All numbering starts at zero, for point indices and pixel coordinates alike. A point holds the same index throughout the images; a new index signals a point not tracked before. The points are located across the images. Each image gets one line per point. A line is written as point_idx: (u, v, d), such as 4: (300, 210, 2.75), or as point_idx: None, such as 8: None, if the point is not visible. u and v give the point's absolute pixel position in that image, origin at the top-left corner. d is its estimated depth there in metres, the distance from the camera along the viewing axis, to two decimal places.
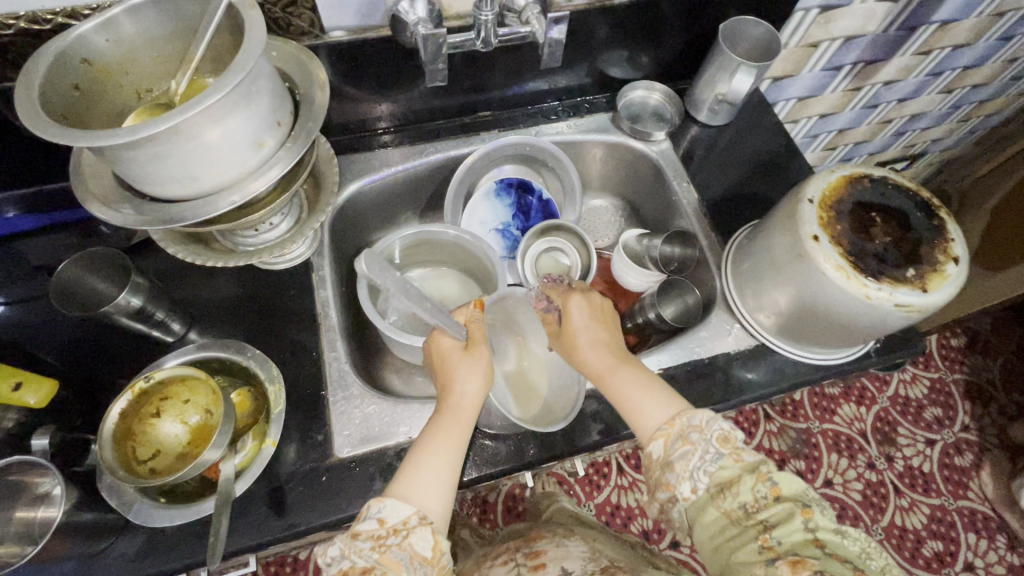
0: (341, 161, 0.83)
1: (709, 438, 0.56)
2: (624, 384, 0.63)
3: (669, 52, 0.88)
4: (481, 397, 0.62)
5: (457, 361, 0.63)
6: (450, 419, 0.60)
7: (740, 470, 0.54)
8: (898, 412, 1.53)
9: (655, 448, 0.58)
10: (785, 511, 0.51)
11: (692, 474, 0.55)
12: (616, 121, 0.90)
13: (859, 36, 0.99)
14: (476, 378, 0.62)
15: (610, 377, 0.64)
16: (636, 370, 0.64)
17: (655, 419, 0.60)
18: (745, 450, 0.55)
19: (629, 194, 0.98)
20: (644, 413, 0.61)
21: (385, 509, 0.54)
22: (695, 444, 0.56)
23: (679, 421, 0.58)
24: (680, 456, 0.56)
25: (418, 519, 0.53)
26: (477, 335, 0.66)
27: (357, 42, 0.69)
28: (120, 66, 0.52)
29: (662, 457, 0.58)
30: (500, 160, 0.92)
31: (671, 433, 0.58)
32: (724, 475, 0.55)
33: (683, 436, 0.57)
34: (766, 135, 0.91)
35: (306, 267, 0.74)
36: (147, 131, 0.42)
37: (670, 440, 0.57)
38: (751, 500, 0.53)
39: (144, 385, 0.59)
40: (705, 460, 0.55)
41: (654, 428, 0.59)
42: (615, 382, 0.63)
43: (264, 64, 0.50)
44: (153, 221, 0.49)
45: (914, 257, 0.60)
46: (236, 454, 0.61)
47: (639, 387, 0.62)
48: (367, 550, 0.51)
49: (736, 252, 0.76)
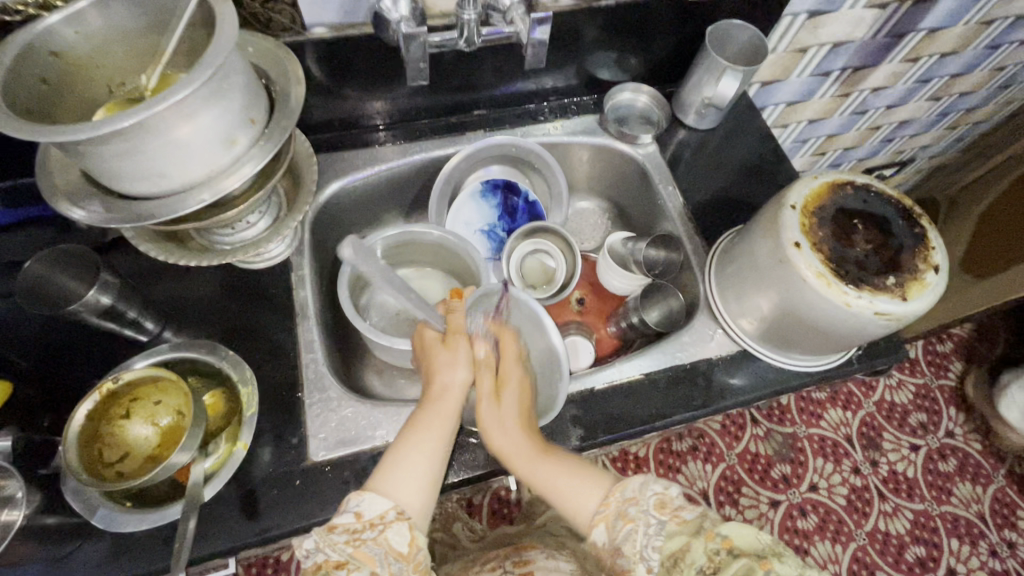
0: (324, 159, 0.82)
1: (648, 512, 0.56)
2: (551, 472, 0.60)
3: (657, 55, 0.87)
4: (463, 386, 0.62)
5: (437, 350, 0.64)
6: (431, 410, 0.60)
7: (688, 536, 0.55)
8: (883, 417, 1.54)
9: (598, 533, 0.58)
10: (741, 565, 0.51)
11: (641, 553, 0.55)
12: (603, 123, 0.90)
13: (847, 42, 0.99)
14: (458, 366, 0.63)
15: (535, 469, 0.60)
16: (562, 459, 0.61)
17: (589, 506, 0.59)
18: (684, 511, 0.56)
19: (616, 197, 0.98)
20: (577, 499, 0.60)
21: (363, 502, 0.54)
22: (636, 522, 0.56)
23: (615, 502, 0.58)
24: (625, 537, 0.56)
25: (396, 514, 0.54)
26: (456, 324, 0.65)
27: (339, 38, 0.68)
28: (92, 60, 0.50)
29: (607, 543, 0.57)
30: (487, 161, 0.91)
31: (609, 516, 0.58)
32: (672, 544, 0.55)
33: (622, 515, 0.57)
34: (753, 140, 0.91)
35: (285, 266, 0.73)
36: (112, 126, 0.41)
37: (611, 520, 0.58)
38: (705, 562, 0.53)
39: (112, 387, 0.58)
40: (649, 534, 0.55)
41: (592, 514, 0.59)
42: (543, 472, 0.60)
43: (237, 60, 0.49)
44: (120, 218, 0.48)
45: (894, 265, 0.60)
46: (208, 457, 0.60)
47: (565, 474, 0.60)
48: (342, 544, 0.52)
49: (720, 256, 0.76)
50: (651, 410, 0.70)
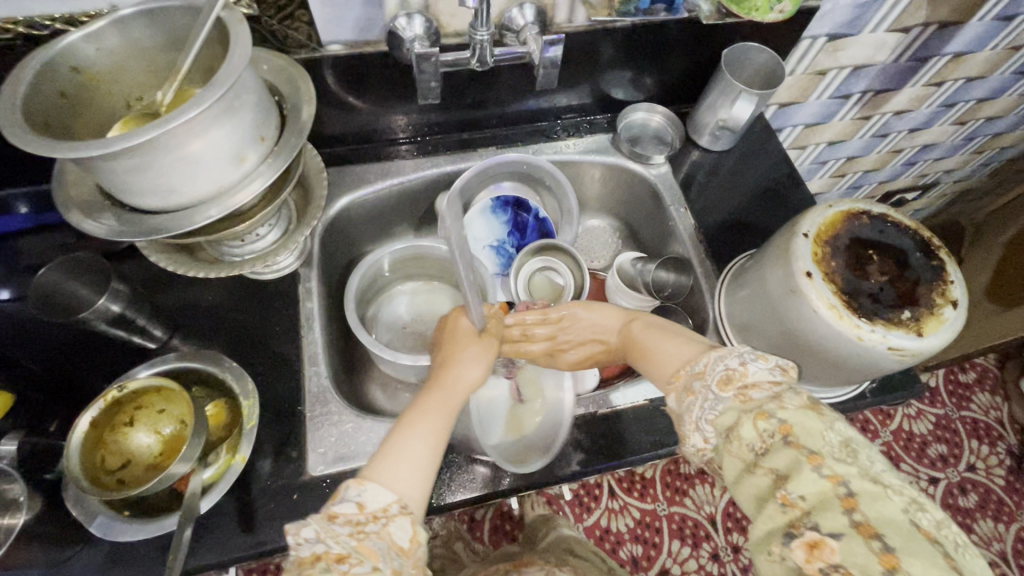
0: (336, 173, 0.83)
1: (710, 386, 0.54)
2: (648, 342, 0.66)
3: (672, 76, 0.87)
4: (477, 385, 0.64)
5: (468, 341, 0.67)
6: (440, 395, 0.61)
7: (741, 411, 0.50)
8: (901, 447, 1.49)
9: (682, 392, 0.58)
10: (790, 454, 0.45)
11: (698, 423, 0.53)
12: (616, 142, 0.89)
13: (869, 65, 0.97)
14: (482, 364, 0.65)
15: (636, 330, 0.69)
16: (655, 330, 0.67)
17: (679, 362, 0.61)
18: (752, 389, 0.51)
19: (627, 217, 0.97)
20: (671, 355, 0.62)
21: (364, 492, 0.50)
22: (698, 392, 0.55)
23: (685, 374, 0.58)
24: (689, 406, 0.55)
25: (399, 508, 0.50)
26: (492, 329, 0.70)
27: (354, 55, 0.69)
28: (110, 76, 0.52)
29: (677, 408, 0.57)
30: (497, 177, 0.91)
31: (686, 374, 0.58)
32: (727, 418, 0.51)
33: (692, 383, 0.56)
34: (768, 163, 0.89)
35: (294, 278, 0.74)
36: (124, 143, 0.42)
37: (681, 392, 0.57)
38: (757, 442, 0.47)
39: (116, 394, 0.58)
40: (709, 406, 0.53)
41: (675, 375, 0.60)
42: (646, 335, 0.67)
43: (250, 79, 0.49)
44: (130, 232, 0.49)
45: (910, 299, 0.58)
46: (207, 468, 0.60)
47: (659, 342, 0.64)
48: (344, 536, 0.47)
49: (730, 284, 0.74)
50: (655, 437, 0.69)
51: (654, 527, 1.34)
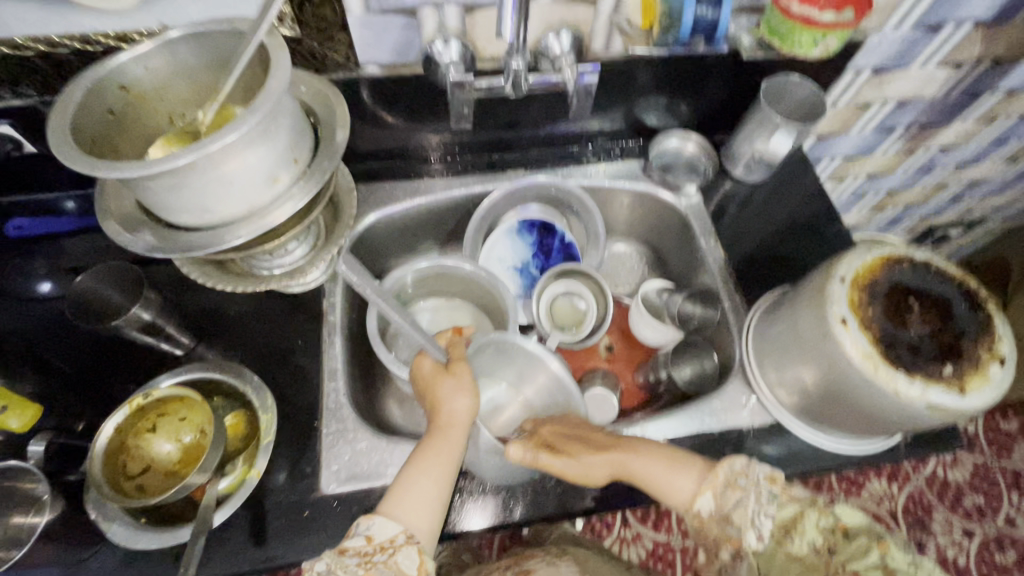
0: (366, 189, 0.84)
1: (758, 480, 0.56)
2: (642, 462, 0.60)
3: (709, 104, 0.85)
4: (472, 413, 0.61)
5: (440, 379, 0.63)
6: (441, 439, 0.59)
7: (799, 508, 0.54)
8: (934, 495, 1.42)
9: (703, 504, 0.57)
10: (859, 546, 0.50)
11: (753, 520, 0.54)
12: (647, 169, 0.88)
13: (915, 99, 0.94)
14: (465, 394, 0.61)
15: (631, 457, 0.60)
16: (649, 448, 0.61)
17: (692, 483, 0.58)
18: (794, 488, 0.56)
19: (655, 243, 0.95)
20: (672, 486, 0.58)
21: (374, 526, 0.53)
22: (744, 489, 0.55)
23: (722, 469, 0.57)
24: (735, 504, 0.55)
25: (405, 538, 0.53)
26: (456, 354, 0.66)
27: (389, 76, 0.70)
28: (155, 94, 0.53)
29: (716, 511, 0.56)
30: (524, 200, 0.91)
31: (716, 484, 0.57)
32: (786, 514, 0.54)
33: (732, 483, 0.56)
34: (804, 196, 0.87)
35: (319, 292, 0.74)
36: (164, 165, 0.43)
37: (718, 490, 0.56)
38: (820, 538, 0.52)
39: (142, 401, 0.60)
40: (761, 505, 0.54)
41: (689, 491, 0.58)
42: (635, 464, 0.60)
43: (288, 102, 0.50)
44: (164, 248, 0.50)
45: (953, 352, 0.55)
46: (223, 478, 0.61)
47: (663, 460, 0.60)
48: (353, 566, 0.50)
49: (760, 323, 0.72)
50: None
51: (667, 559, 1.31)
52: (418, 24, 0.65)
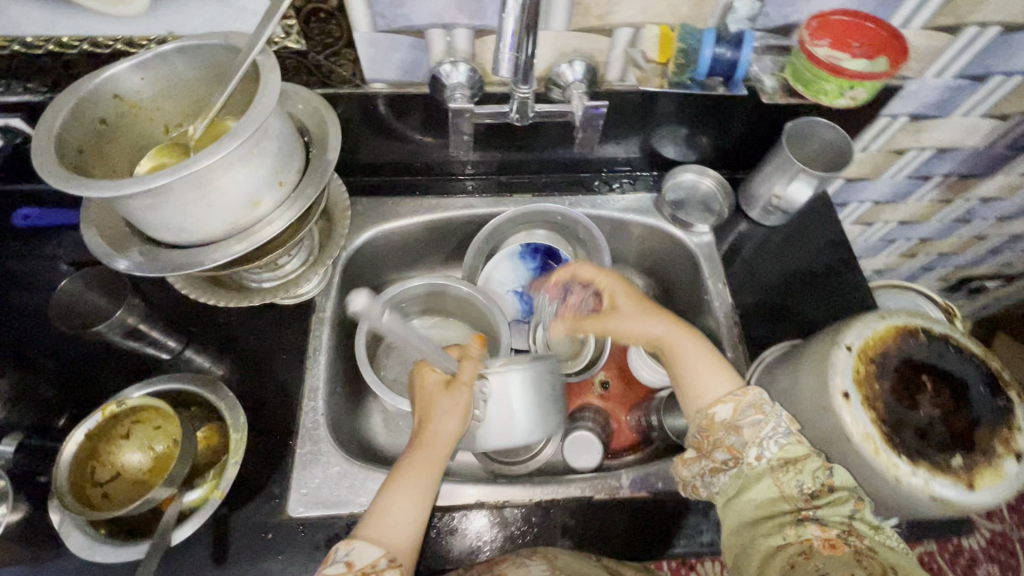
0: (369, 202, 0.82)
1: (781, 412, 0.56)
2: (688, 351, 0.64)
3: (729, 140, 0.81)
4: (459, 436, 0.61)
5: (437, 397, 0.62)
6: (421, 454, 0.59)
7: (807, 449, 0.54)
8: (944, 560, 1.34)
9: (721, 411, 0.58)
10: (839, 498, 0.50)
11: (762, 441, 0.55)
12: (658, 203, 0.85)
13: (955, 149, 0.88)
14: (460, 415, 0.61)
15: (681, 343, 0.65)
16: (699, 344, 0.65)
17: (724, 389, 0.61)
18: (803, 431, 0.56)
19: (662, 279, 0.91)
20: (708, 383, 0.62)
21: (354, 552, 0.52)
22: (766, 414, 0.56)
23: (752, 392, 0.58)
24: (751, 422, 0.56)
25: (387, 561, 0.51)
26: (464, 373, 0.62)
27: (396, 94, 0.68)
28: (151, 104, 0.53)
29: (729, 419, 0.58)
30: (530, 225, 0.87)
31: (742, 400, 0.58)
32: (793, 450, 0.54)
33: (756, 405, 0.57)
34: (823, 245, 0.82)
35: (309, 305, 0.73)
36: (137, 187, 0.42)
37: (742, 406, 0.58)
38: (810, 483, 0.52)
39: (115, 409, 0.59)
40: (777, 431, 0.55)
41: (720, 395, 0.60)
42: (685, 346, 0.65)
43: (275, 124, 0.49)
44: (138, 264, 0.49)
45: (964, 442, 0.51)
46: (192, 491, 0.60)
47: (707, 358, 0.63)
48: None
49: (759, 382, 0.68)
50: (654, 537, 0.63)
51: None
52: (426, 45, 0.63)
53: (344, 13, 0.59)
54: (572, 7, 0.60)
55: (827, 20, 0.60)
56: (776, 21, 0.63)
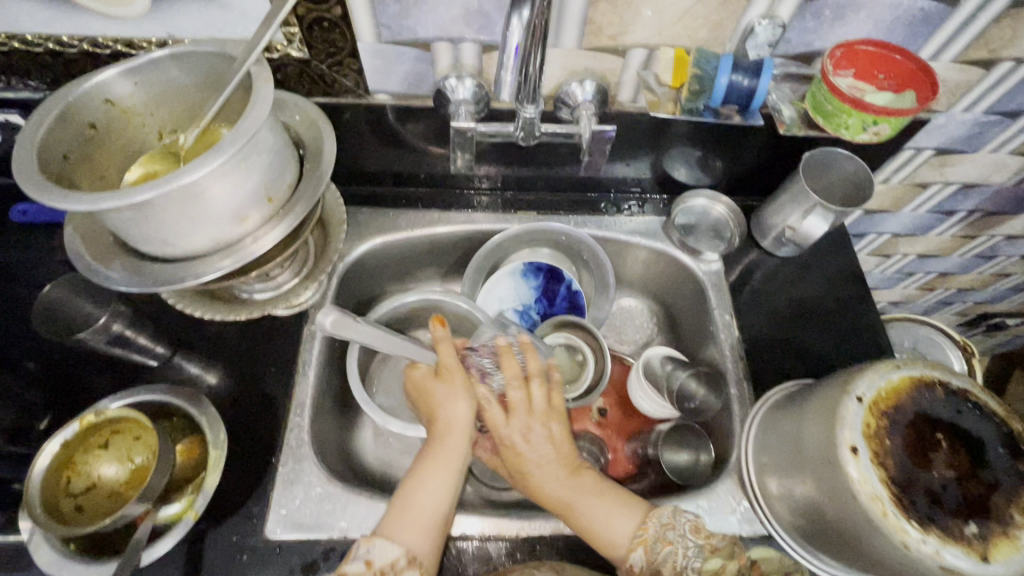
0: (369, 212, 0.80)
1: (684, 535, 0.58)
2: (588, 503, 0.60)
3: (744, 166, 0.78)
4: (471, 416, 0.63)
5: (433, 386, 0.64)
6: (437, 447, 0.61)
7: (722, 560, 0.58)
8: None
9: (635, 559, 0.57)
10: None
11: (681, 572, 0.56)
12: (667, 228, 0.82)
13: (981, 185, 0.84)
14: (460, 398, 0.63)
15: (571, 513, 0.60)
16: (598, 493, 0.61)
17: (629, 529, 0.59)
18: (714, 537, 0.59)
19: (668, 304, 0.88)
20: (610, 528, 0.59)
21: (373, 550, 0.53)
22: (675, 543, 0.57)
23: (653, 523, 0.59)
24: (665, 558, 0.57)
25: (407, 561, 0.53)
26: (447, 357, 0.65)
27: (400, 105, 0.67)
28: (144, 109, 0.51)
29: (647, 566, 0.57)
30: (533, 243, 0.85)
31: (648, 539, 0.58)
32: (711, 565, 0.57)
33: (661, 538, 0.58)
34: (838, 282, 0.79)
35: (302, 317, 0.72)
36: (114, 201, 0.40)
37: (650, 545, 0.58)
38: None
39: (94, 419, 0.58)
40: (689, 555, 0.57)
41: (626, 542, 0.58)
42: (580, 509, 0.60)
43: (267, 138, 0.47)
44: (115, 275, 0.47)
45: (980, 508, 0.48)
46: (168, 506, 0.58)
47: (605, 500, 0.61)
48: None
49: (764, 423, 0.65)
50: None
51: None
52: (432, 58, 0.61)
53: (348, 22, 0.57)
54: (584, 26, 0.57)
55: (852, 49, 0.57)
56: (797, 48, 0.60)
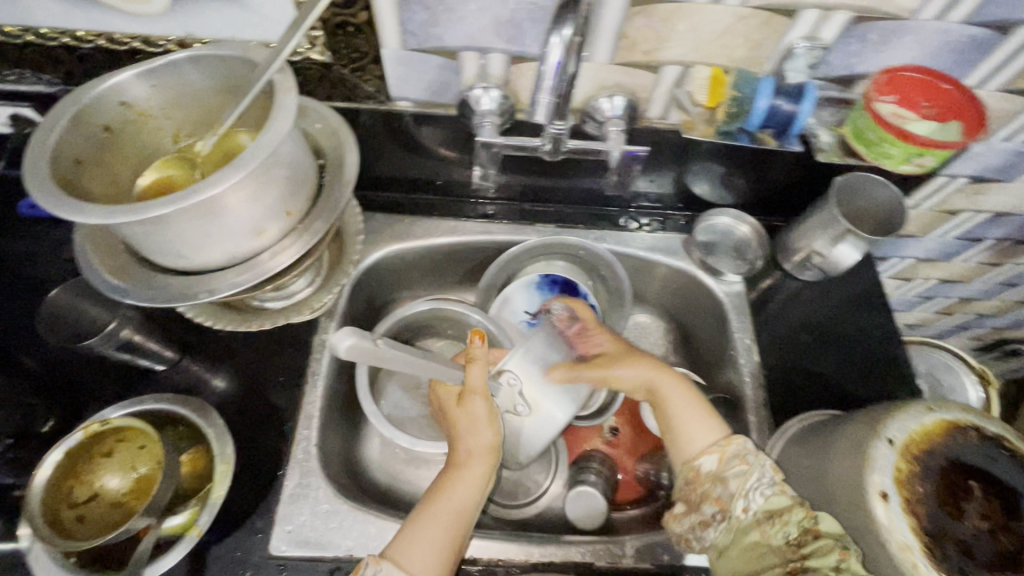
0: (384, 218, 0.78)
1: (765, 463, 0.55)
2: (674, 398, 0.63)
3: (770, 186, 0.76)
4: (495, 444, 0.61)
5: (454, 410, 0.62)
6: (455, 476, 0.59)
7: (791, 501, 0.53)
8: None
9: (706, 462, 0.57)
10: (823, 547, 0.49)
11: (747, 493, 0.54)
12: (688, 245, 0.80)
13: (1013, 214, 0.82)
14: (486, 424, 0.60)
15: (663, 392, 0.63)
16: (686, 393, 0.63)
17: (709, 440, 0.59)
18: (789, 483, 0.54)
19: (684, 323, 0.85)
20: (694, 433, 0.60)
21: (382, 572, 0.50)
22: (751, 464, 0.55)
23: (732, 442, 0.57)
24: (735, 474, 0.55)
25: None
26: (475, 379, 0.60)
27: (422, 113, 0.65)
28: (161, 112, 0.50)
29: (716, 472, 0.56)
30: (550, 256, 0.81)
31: (726, 451, 0.56)
32: (776, 503, 0.53)
33: (741, 455, 0.56)
34: (862, 309, 0.77)
35: (312, 325, 0.70)
36: (129, 216, 0.39)
37: (725, 457, 0.56)
38: (795, 533, 0.51)
39: (98, 428, 0.56)
40: (762, 482, 0.54)
41: (706, 445, 0.58)
42: (667, 397, 0.63)
43: (287, 151, 0.46)
44: (126, 286, 0.46)
45: (1013, 563, 0.46)
46: (173, 517, 0.57)
47: (694, 408, 0.61)
48: None
49: (782, 456, 0.63)
50: None
51: None
52: (458, 67, 0.59)
53: (373, 28, 0.55)
54: (618, 41, 0.55)
55: (898, 76, 0.55)
56: (838, 72, 0.57)
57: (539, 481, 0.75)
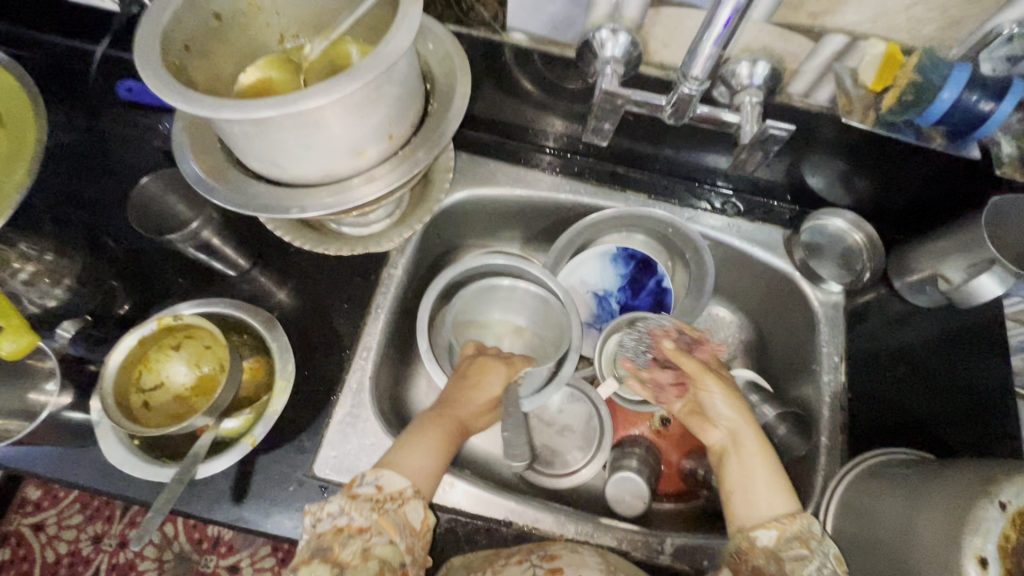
0: (468, 159, 0.74)
1: (828, 551, 0.50)
2: (747, 459, 0.57)
3: (903, 193, 0.67)
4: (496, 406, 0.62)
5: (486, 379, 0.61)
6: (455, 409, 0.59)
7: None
8: None
9: (763, 536, 0.52)
10: None
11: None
12: (791, 243, 0.72)
13: None
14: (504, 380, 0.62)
15: (736, 456, 0.58)
16: (772, 462, 0.57)
17: (775, 510, 0.54)
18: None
19: (765, 325, 0.78)
20: (759, 499, 0.54)
21: (382, 478, 0.50)
22: (813, 551, 0.50)
23: (801, 519, 0.52)
24: (795, 558, 0.50)
25: (413, 494, 0.50)
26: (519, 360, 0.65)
27: (535, 50, 0.59)
28: (273, 8, 0.47)
29: (771, 548, 0.51)
30: (630, 228, 0.76)
31: (787, 530, 0.52)
32: None
33: (802, 538, 0.51)
34: (975, 348, 0.68)
35: (382, 257, 0.68)
36: (235, 113, 0.36)
37: (785, 536, 0.51)
38: None
39: (171, 322, 0.57)
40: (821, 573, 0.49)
41: (767, 517, 0.53)
42: (732, 460, 0.58)
43: (402, 69, 0.42)
44: (222, 187, 0.45)
45: None
46: (229, 419, 0.58)
47: (766, 470, 0.56)
48: (366, 510, 0.48)
49: (854, 489, 0.58)
50: None
51: None
52: (589, 2, 0.53)
53: None
54: None
55: None
56: None
57: (575, 458, 0.70)
